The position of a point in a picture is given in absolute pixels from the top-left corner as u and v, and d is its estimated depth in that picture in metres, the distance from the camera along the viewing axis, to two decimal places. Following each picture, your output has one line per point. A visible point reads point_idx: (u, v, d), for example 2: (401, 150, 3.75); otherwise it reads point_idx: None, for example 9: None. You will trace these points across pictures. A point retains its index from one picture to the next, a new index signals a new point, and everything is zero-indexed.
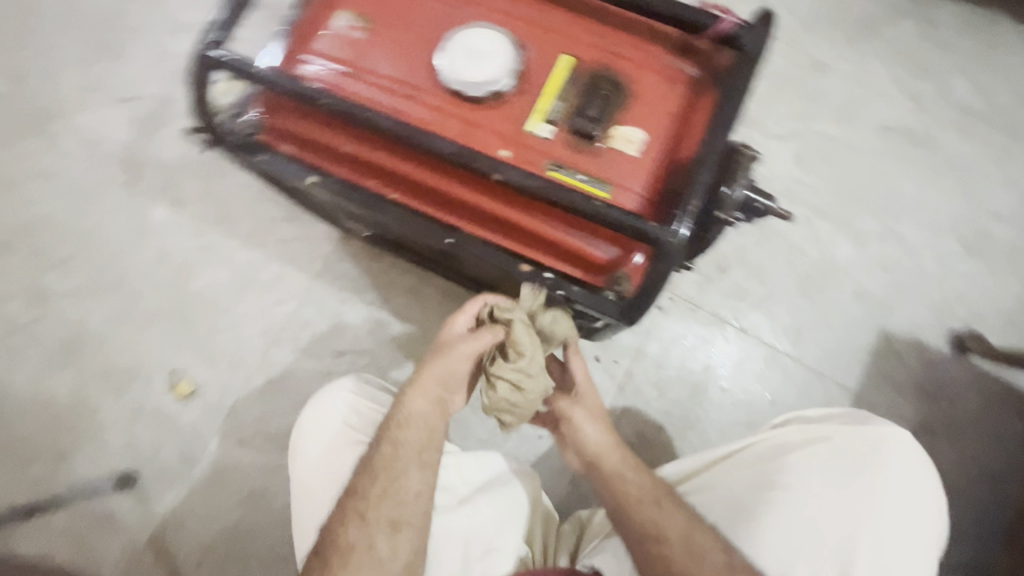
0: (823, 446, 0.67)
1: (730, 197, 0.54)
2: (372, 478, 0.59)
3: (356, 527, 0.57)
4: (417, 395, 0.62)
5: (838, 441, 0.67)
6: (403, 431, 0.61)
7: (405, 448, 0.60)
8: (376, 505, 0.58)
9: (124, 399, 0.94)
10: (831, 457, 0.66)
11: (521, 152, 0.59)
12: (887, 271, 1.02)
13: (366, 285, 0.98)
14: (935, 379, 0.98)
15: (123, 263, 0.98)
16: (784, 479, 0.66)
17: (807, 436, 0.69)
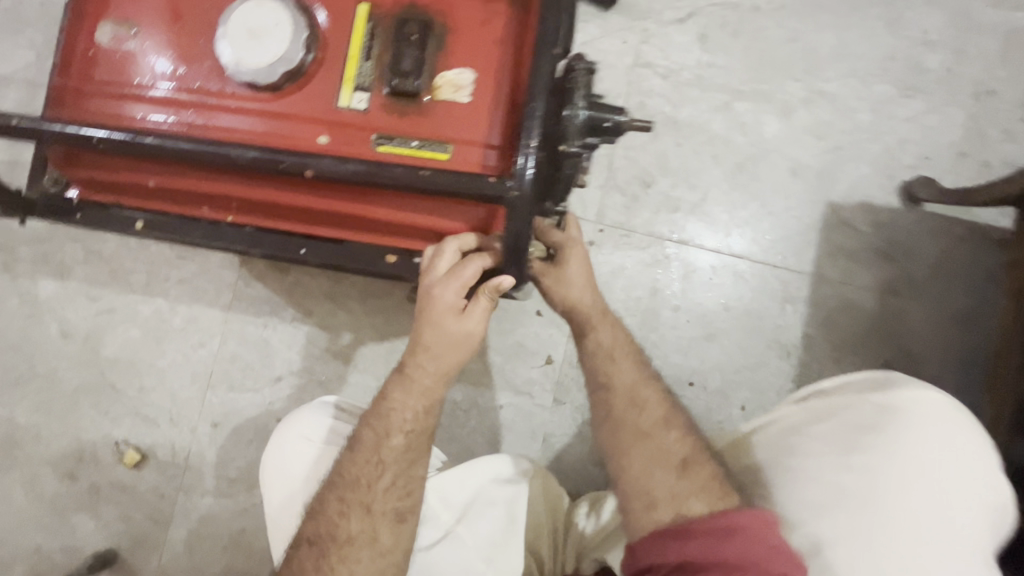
0: (829, 421, 0.58)
1: (571, 122, 0.45)
2: (368, 465, 0.54)
3: (354, 523, 0.53)
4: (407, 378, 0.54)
5: (843, 412, 0.58)
6: (392, 417, 0.54)
7: (393, 439, 0.53)
8: (383, 497, 0.53)
9: (78, 483, 0.91)
10: (838, 426, 0.57)
11: (342, 134, 0.51)
12: (821, 137, 0.94)
13: (282, 302, 0.93)
14: (891, 238, 0.92)
15: (29, 349, 0.93)
16: (793, 462, 0.58)
17: (812, 411, 0.61)
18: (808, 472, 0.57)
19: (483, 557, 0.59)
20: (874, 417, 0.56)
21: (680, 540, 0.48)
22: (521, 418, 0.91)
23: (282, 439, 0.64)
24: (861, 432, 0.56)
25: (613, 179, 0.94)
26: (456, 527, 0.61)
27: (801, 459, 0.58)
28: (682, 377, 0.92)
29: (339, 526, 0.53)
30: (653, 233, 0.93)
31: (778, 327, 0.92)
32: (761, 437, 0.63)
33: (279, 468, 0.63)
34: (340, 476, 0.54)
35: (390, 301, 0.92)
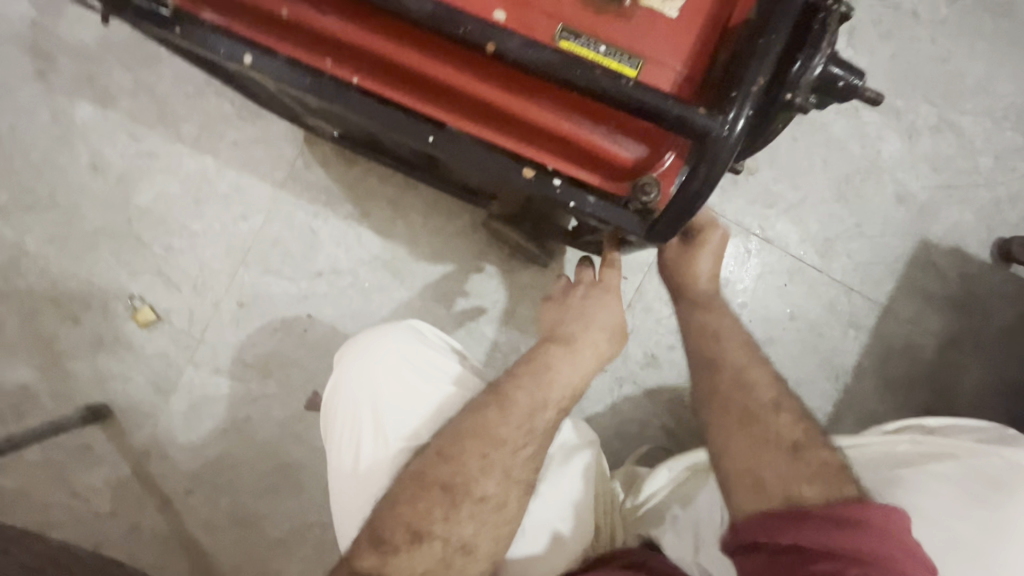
0: (947, 462, 0.59)
1: (806, 74, 0.39)
2: (519, 429, 0.54)
3: (490, 486, 0.52)
4: (572, 352, 0.58)
5: (966, 459, 0.59)
6: (552, 388, 0.56)
7: (546, 413, 0.55)
8: (523, 467, 0.54)
9: (81, 329, 0.84)
10: (956, 467, 0.58)
11: (523, 16, 0.44)
12: (937, 170, 0.89)
13: (341, 195, 0.85)
14: (971, 291, 0.90)
15: (53, 173, 0.84)
16: (905, 486, 0.58)
17: (925, 450, 0.62)
18: (914, 496, 0.57)
19: (562, 514, 0.57)
20: (1001, 473, 0.57)
21: (795, 523, 0.45)
22: None
23: (371, 355, 0.61)
24: (984, 481, 0.56)
25: None
26: (540, 486, 0.58)
27: (908, 482, 0.58)
28: None
29: (478, 484, 0.52)
30: (741, 224, 0.89)
31: (836, 350, 0.90)
32: (863, 458, 0.64)
33: (359, 383, 0.60)
34: (487, 429, 0.53)
35: (455, 223, 0.85)
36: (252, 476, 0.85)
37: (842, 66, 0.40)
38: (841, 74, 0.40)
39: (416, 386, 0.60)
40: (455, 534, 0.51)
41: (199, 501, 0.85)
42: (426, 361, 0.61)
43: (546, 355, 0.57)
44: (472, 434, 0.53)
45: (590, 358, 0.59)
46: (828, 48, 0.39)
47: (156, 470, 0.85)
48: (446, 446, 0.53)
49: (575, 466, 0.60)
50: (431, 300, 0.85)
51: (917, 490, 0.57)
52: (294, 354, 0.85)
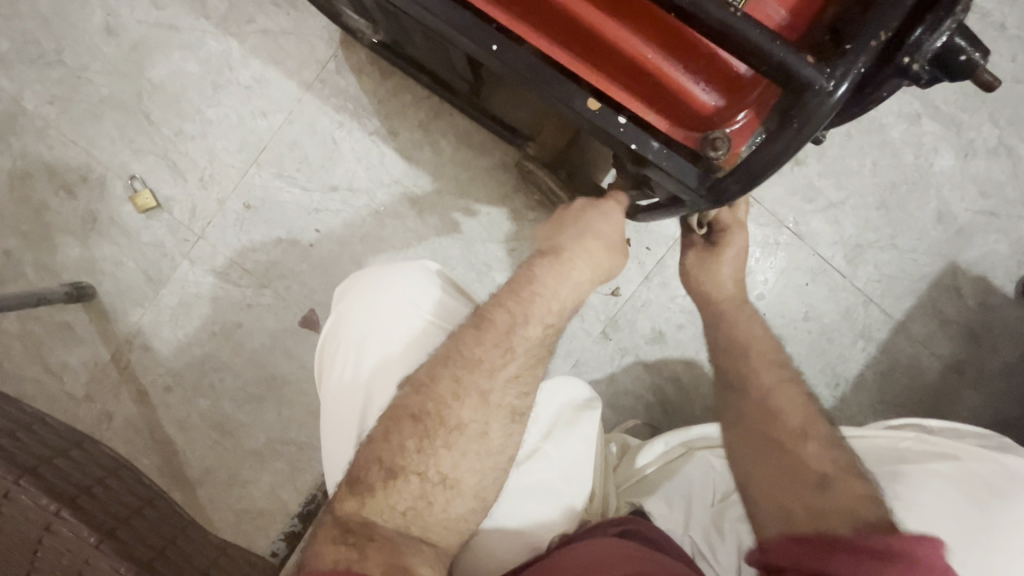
0: (949, 462, 0.58)
1: (929, 41, 0.35)
2: (495, 349, 0.49)
3: (467, 412, 0.49)
4: (561, 266, 0.53)
5: (967, 461, 0.58)
6: (535, 303, 0.51)
7: (527, 338, 0.50)
8: (502, 391, 0.50)
9: (75, 202, 0.80)
10: (958, 473, 0.57)
11: None
12: (984, 195, 0.86)
13: (369, 108, 0.80)
14: (988, 322, 0.89)
15: (63, 29, 0.77)
16: (900, 485, 0.57)
17: (929, 448, 0.60)
18: (912, 492, 0.56)
19: (562, 477, 0.54)
20: (1001, 478, 0.56)
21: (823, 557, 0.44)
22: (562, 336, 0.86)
23: (378, 289, 0.55)
24: (982, 485, 0.55)
25: None
26: (543, 444, 0.55)
27: (909, 478, 0.57)
28: None
29: (452, 411, 0.48)
30: (777, 214, 0.86)
31: (841, 357, 0.89)
32: (863, 447, 0.63)
33: (362, 320, 0.54)
34: (460, 350, 0.49)
35: (484, 160, 0.81)
36: (235, 383, 0.83)
37: (966, 37, 0.36)
38: (964, 46, 0.36)
39: (422, 329, 0.54)
40: (433, 468, 0.48)
41: (178, 399, 0.83)
42: (436, 305, 0.55)
43: (532, 273, 0.52)
44: (443, 360, 0.49)
45: (584, 274, 0.53)
46: (962, 14, 0.35)
47: (137, 361, 0.82)
48: (423, 377, 0.49)
49: (582, 429, 0.57)
50: (446, 235, 0.82)
51: (916, 486, 0.56)
52: (297, 267, 0.82)
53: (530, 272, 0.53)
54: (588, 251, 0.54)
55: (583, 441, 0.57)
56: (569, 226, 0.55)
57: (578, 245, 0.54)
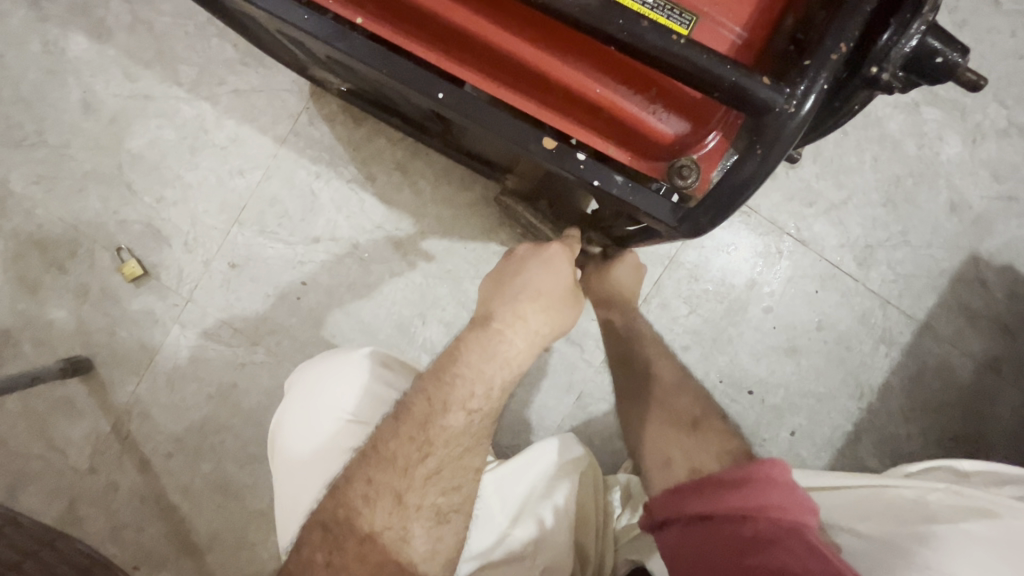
0: (985, 521, 0.50)
1: (900, 46, 0.33)
2: (411, 443, 0.50)
3: (383, 515, 0.49)
4: (491, 339, 0.53)
5: (1008, 519, 0.50)
6: (456, 389, 0.52)
7: (447, 442, 0.51)
8: (420, 490, 0.50)
9: (65, 277, 0.80)
10: (998, 533, 0.49)
11: None
12: (999, 179, 0.81)
13: (345, 156, 0.79)
14: (1021, 313, 0.82)
15: (44, 111, 0.79)
16: (929, 545, 0.49)
17: (962, 504, 0.53)
18: (953, 561, 0.47)
19: (534, 562, 0.55)
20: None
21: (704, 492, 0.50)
22: (562, 369, 0.82)
23: (319, 389, 0.58)
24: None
25: None
26: (514, 528, 0.57)
27: (946, 543, 0.49)
28: (744, 383, 0.83)
29: (364, 516, 0.49)
30: (776, 222, 0.81)
31: (864, 365, 0.83)
32: (881, 497, 0.56)
33: (300, 420, 0.58)
34: (376, 448, 0.50)
35: (465, 197, 0.79)
36: (234, 444, 0.81)
37: (939, 38, 0.34)
38: (937, 48, 0.34)
39: (344, 425, 0.56)
40: None
41: (179, 465, 0.82)
42: (359, 402, 0.57)
43: (457, 352, 0.53)
44: (361, 458, 0.50)
45: (517, 345, 0.54)
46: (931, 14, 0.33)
47: (137, 430, 0.82)
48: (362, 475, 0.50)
49: (549, 506, 0.58)
50: (433, 276, 0.80)
51: (956, 554, 0.48)
52: (286, 322, 0.81)
53: (458, 348, 0.54)
54: (524, 320, 0.55)
55: (552, 520, 0.58)
56: (508, 293, 0.55)
57: (512, 312, 0.54)
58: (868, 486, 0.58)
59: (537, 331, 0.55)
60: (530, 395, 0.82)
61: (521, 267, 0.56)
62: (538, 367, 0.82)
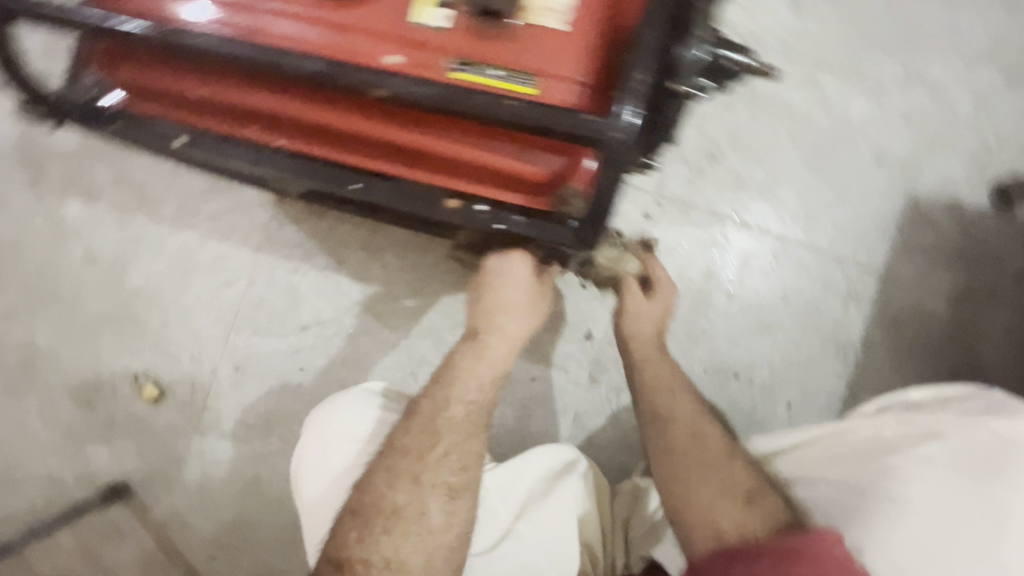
0: (933, 443, 0.54)
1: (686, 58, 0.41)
2: (422, 434, 0.57)
3: (403, 496, 0.55)
4: (479, 345, 0.62)
5: (953, 437, 0.54)
6: (456, 384, 0.59)
7: (455, 424, 0.58)
8: (433, 470, 0.56)
9: (94, 412, 0.89)
10: (946, 450, 0.54)
11: (413, 54, 0.45)
12: (913, 124, 0.85)
13: (316, 248, 0.88)
14: (978, 241, 0.85)
15: (54, 272, 0.89)
16: (888, 479, 0.54)
17: (914, 430, 0.57)
18: (906, 490, 0.52)
19: (544, 552, 0.59)
20: (992, 449, 0.52)
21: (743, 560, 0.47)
22: (554, 394, 0.87)
23: (328, 423, 0.62)
24: (975, 464, 0.52)
25: (678, 149, 0.86)
26: (517, 525, 0.60)
27: (900, 473, 0.53)
28: (729, 368, 0.86)
29: (388, 498, 0.55)
30: (715, 212, 0.87)
31: (839, 325, 0.86)
32: (845, 445, 0.60)
33: (320, 457, 0.61)
34: (393, 442, 0.57)
35: (427, 258, 0.87)
36: (268, 534, 0.86)
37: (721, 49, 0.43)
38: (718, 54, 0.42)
39: (359, 449, 0.60)
40: (376, 553, 0.53)
41: (223, 565, 0.87)
42: (371, 427, 0.61)
43: (453, 358, 0.62)
44: (378, 455, 0.57)
45: (502, 345, 0.62)
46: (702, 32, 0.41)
47: (179, 540, 0.88)
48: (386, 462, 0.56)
49: (554, 497, 0.61)
50: (417, 335, 0.87)
51: (907, 482, 0.53)
52: (293, 408, 0.87)
53: (452, 358, 0.62)
54: (502, 328, 0.62)
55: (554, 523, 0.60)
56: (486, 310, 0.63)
57: (492, 320, 0.63)
58: (835, 433, 0.62)
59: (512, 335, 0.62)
60: (529, 426, 0.87)
61: (493, 287, 0.63)
62: (531, 397, 0.87)
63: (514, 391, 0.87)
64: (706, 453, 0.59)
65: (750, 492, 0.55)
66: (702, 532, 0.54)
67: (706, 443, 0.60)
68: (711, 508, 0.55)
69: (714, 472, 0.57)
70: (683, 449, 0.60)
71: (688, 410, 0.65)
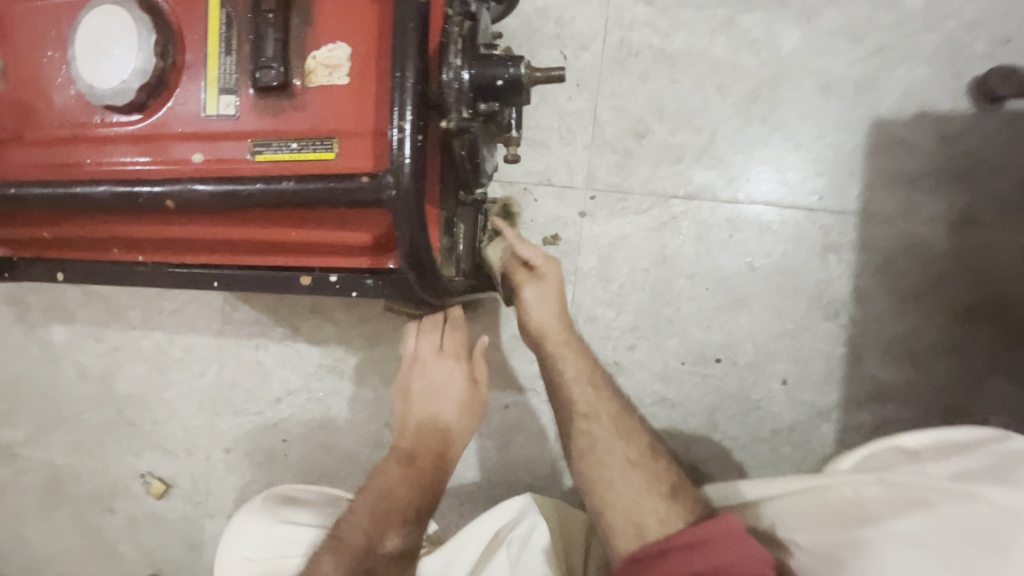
0: (918, 514, 0.48)
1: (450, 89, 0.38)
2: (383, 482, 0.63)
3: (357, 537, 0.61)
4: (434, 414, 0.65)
5: (941, 508, 0.47)
6: (414, 445, 0.64)
7: (415, 482, 0.62)
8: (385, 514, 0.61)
9: (117, 514, 0.95)
10: (929, 522, 0.47)
11: (216, 148, 0.44)
12: (858, 39, 0.74)
13: (271, 321, 0.89)
14: (964, 153, 0.74)
15: (55, 393, 0.96)
16: (855, 551, 0.48)
17: (897, 492, 0.50)
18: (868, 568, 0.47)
19: None
20: (993, 526, 0.44)
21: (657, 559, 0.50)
22: (529, 417, 0.83)
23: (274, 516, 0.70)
24: (969, 542, 0.44)
25: (600, 136, 0.80)
26: None
27: (867, 546, 0.48)
28: (708, 354, 0.79)
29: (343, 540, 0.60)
30: (656, 191, 0.79)
31: (822, 282, 0.77)
32: (824, 498, 0.55)
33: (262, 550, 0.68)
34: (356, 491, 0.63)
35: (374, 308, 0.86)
36: None
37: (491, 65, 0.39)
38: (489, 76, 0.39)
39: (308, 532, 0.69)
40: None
41: None
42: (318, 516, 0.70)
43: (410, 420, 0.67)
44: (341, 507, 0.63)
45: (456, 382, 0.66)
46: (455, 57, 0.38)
47: None
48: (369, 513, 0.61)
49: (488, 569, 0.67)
50: (382, 385, 0.86)
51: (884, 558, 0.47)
52: (286, 478, 0.90)
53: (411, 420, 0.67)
54: (453, 398, 0.66)
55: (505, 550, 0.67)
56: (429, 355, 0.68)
57: (438, 387, 0.66)
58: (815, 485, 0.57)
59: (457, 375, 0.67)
60: (512, 453, 0.84)
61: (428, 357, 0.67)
62: (507, 424, 0.84)
63: (489, 422, 0.84)
64: (632, 452, 0.58)
65: (640, 455, 0.58)
66: (624, 527, 0.55)
67: (620, 421, 0.60)
68: (612, 487, 0.56)
69: (591, 419, 0.59)
70: (574, 409, 0.60)
71: (585, 367, 0.62)
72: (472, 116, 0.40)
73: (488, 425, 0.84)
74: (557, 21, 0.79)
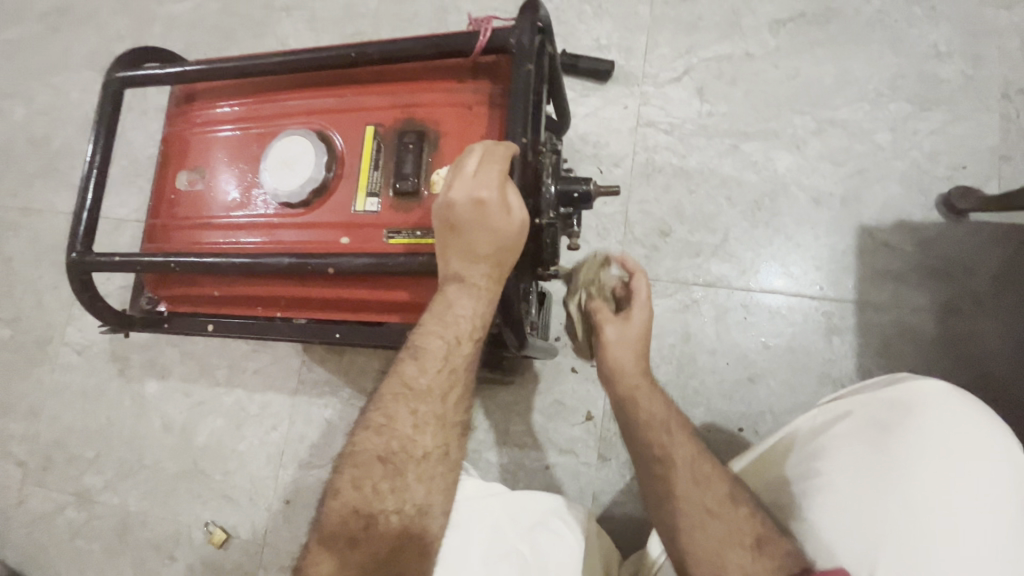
0: (843, 422, 0.57)
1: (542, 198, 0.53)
2: (415, 392, 0.52)
3: (375, 442, 0.52)
4: (454, 301, 0.52)
5: (858, 413, 0.57)
6: (443, 336, 0.52)
7: (437, 371, 0.52)
8: (421, 418, 0.52)
9: (177, 562, 1.02)
10: (859, 427, 0.56)
11: (358, 234, 0.61)
12: (840, 164, 0.93)
13: (340, 382, 1.02)
14: (941, 255, 0.88)
15: (139, 442, 1.07)
16: (815, 469, 0.56)
17: (830, 414, 0.60)
18: (820, 469, 0.56)
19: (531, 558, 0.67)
20: (891, 413, 0.55)
21: None
22: (569, 479, 0.91)
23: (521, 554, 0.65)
24: (880, 427, 0.54)
25: (631, 233, 0.96)
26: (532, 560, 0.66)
27: (817, 455, 0.57)
28: (732, 423, 0.88)
29: (374, 460, 0.52)
30: (679, 279, 0.94)
31: (829, 361, 0.88)
32: (785, 440, 0.63)
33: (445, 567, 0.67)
34: (392, 395, 0.53)
35: None
36: None
37: (570, 183, 0.55)
38: (570, 190, 0.54)
39: None
40: (348, 496, 0.51)
41: None
42: None
43: (444, 300, 0.52)
44: (372, 415, 0.53)
45: (482, 266, 0.51)
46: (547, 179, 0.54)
47: None
48: (372, 419, 0.53)
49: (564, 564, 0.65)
50: None
51: (828, 457, 0.56)
52: None
53: (445, 303, 0.52)
54: (469, 278, 0.52)
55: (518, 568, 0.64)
56: (449, 240, 0.52)
57: (465, 264, 0.51)
58: (781, 435, 0.64)
59: (490, 251, 0.51)
60: None
61: (472, 209, 0.50)
62: (548, 485, 0.91)
63: (532, 481, 0.92)
64: (710, 499, 0.55)
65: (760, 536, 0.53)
66: (708, 573, 0.53)
67: (709, 487, 0.56)
68: (722, 561, 0.52)
69: (718, 520, 0.54)
70: (685, 496, 0.56)
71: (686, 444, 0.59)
72: (554, 217, 0.55)
73: (530, 484, 0.91)
74: (595, 144, 1.00)
